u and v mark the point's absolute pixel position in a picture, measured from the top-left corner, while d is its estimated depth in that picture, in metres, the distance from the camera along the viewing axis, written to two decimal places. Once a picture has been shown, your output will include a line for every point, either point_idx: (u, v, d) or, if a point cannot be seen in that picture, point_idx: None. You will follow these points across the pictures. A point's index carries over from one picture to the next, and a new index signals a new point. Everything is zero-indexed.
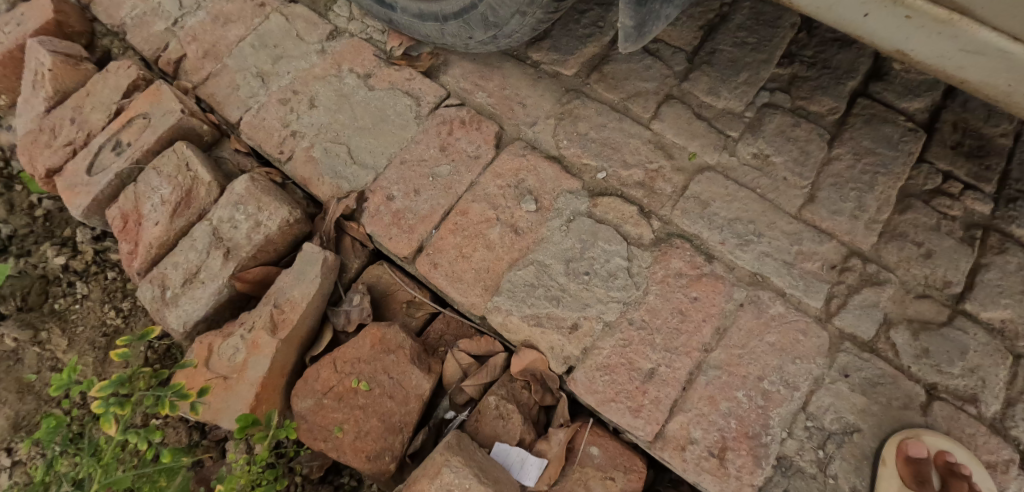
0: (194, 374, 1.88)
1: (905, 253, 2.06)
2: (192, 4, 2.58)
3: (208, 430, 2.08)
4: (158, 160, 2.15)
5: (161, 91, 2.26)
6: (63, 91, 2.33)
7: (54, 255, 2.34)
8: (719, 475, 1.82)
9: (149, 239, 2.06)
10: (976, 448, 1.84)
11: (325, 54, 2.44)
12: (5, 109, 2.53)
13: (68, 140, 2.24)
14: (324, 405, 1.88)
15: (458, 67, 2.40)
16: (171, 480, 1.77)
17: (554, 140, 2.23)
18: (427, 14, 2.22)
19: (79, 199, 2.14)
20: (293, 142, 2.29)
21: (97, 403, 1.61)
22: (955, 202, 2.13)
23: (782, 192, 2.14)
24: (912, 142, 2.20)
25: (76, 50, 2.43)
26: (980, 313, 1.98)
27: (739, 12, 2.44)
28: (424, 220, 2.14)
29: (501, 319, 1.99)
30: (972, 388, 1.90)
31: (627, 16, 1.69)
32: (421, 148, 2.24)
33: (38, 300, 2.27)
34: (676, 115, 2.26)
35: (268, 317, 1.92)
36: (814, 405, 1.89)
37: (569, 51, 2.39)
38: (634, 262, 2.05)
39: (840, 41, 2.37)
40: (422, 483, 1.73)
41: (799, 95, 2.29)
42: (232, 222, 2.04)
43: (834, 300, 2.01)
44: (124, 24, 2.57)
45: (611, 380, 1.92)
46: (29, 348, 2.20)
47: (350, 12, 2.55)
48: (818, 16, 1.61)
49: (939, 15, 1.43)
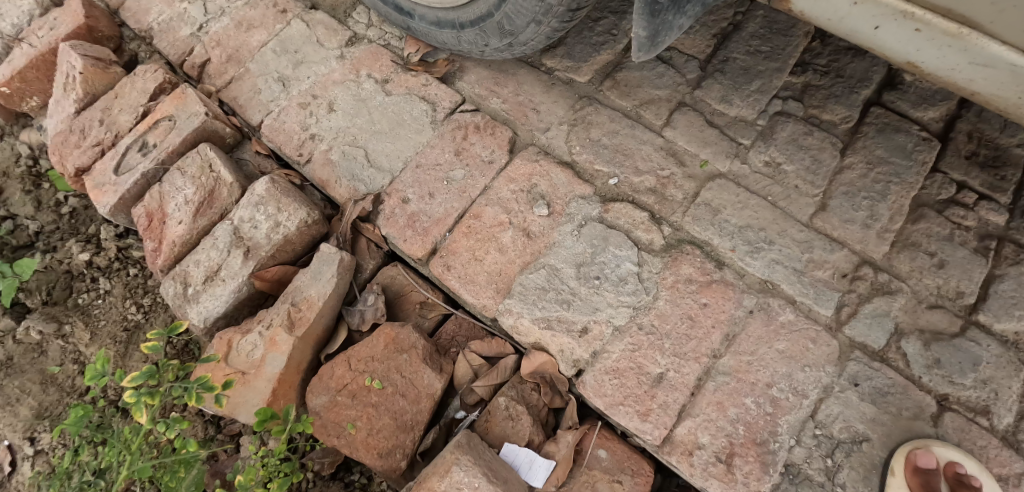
0: (215, 369, 1.94)
1: (917, 262, 2.05)
2: (217, 10, 2.66)
3: (223, 424, 2.13)
4: (183, 161, 2.21)
5: (186, 94, 2.33)
6: (93, 93, 2.41)
7: (79, 251, 2.41)
8: (726, 480, 1.83)
9: (173, 237, 2.12)
10: (988, 460, 1.83)
11: (345, 60, 2.49)
12: (37, 110, 2.62)
13: (96, 141, 2.32)
14: (338, 402, 1.92)
15: (474, 73, 2.44)
16: (188, 472, 1.81)
17: (567, 146, 2.26)
18: (444, 22, 2.27)
19: (107, 198, 2.21)
20: (312, 145, 2.34)
21: (128, 393, 1.67)
22: (969, 212, 2.12)
23: (793, 201, 2.15)
24: (926, 151, 2.20)
25: (106, 54, 2.51)
26: (993, 324, 1.97)
27: (753, 21, 2.46)
28: (439, 222, 2.18)
29: (512, 321, 2.02)
30: (985, 400, 1.89)
31: (640, 27, 1.73)
32: (436, 152, 2.28)
33: (63, 294, 2.35)
34: (689, 122, 2.28)
35: (286, 314, 1.97)
36: (823, 413, 1.89)
37: (583, 58, 2.42)
38: (644, 268, 2.07)
39: (854, 50, 2.38)
40: (431, 481, 1.75)
41: (813, 103, 2.30)
42: (253, 222, 2.10)
43: (844, 309, 2.01)
44: (151, 28, 2.65)
45: (620, 383, 1.94)
46: (53, 341, 2.28)
47: (370, 19, 2.61)
48: (829, 28, 1.63)
49: (949, 28, 1.44)
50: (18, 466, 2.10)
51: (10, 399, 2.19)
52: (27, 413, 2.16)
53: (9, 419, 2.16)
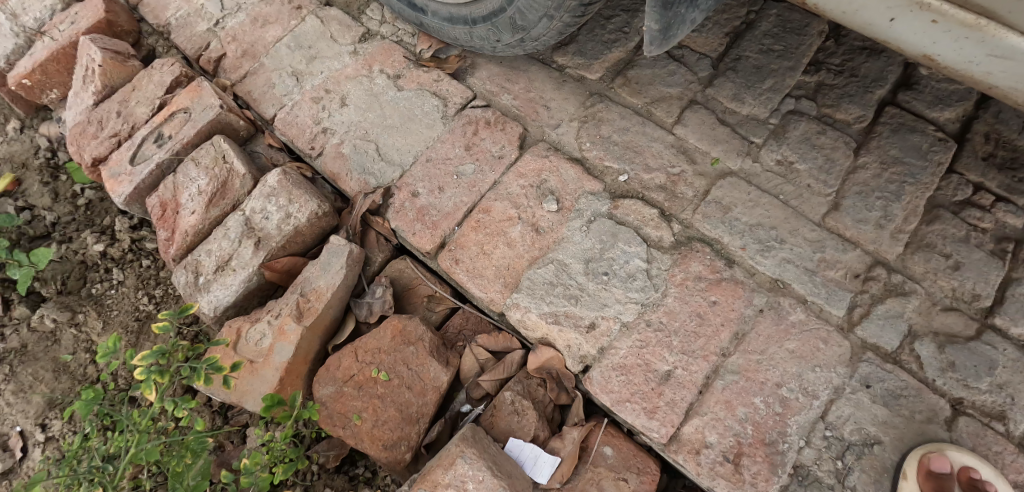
0: (223, 355, 1.96)
1: (931, 264, 2.02)
2: (234, 6, 2.70)
3: (230, 415, 2.14)
4: (197, 152, 2.23)
5: (202, 87, 2.35)
6: (111, 86, 2.45)
7: (93, 242, 2.44)
8: (733, 480, 1.80)
9: (185, 227, 2.14)
10: (1003, 467, 1.79)
11: (357, 56, 2.52)
12: (56, 103, 2.66)
13: (113, 132, 2.36)
14: (344, 393, 1.92)
15: (485, 70, 2.45)
16: (195, 459, 1.82)
17: (577, 143, 2.26)
18: (456, 18, 2.29)
19: (122, 187, 2.24)
20: (324, 138, 2.36)
21: (138, 370, 1.72)
22: (986, 214, 2.08)
23: (805, 199, 2.14)
24: (941, 152, 2.17)
25: (125, 48, 2.55)
26: (1010, 328, 1.94)
27: (766, 19, 2.44)
28: (448, 217, 2.18)
29: (519, 316, 2.02)
30: (1001, 405, 1.85)
31: (652, 20, 1.72)
32: (447, 147, 2.29)
33: (77, 284, 2.38)
34: (700, 120, 2.27)
35: (295, 305, 1.98)
36: (834, 414, 1.86)
37: (594, 56, 2.42)
38: (653, 265, 2.05)
39: (869, 50, 2.35)
40: (436, 474, 1.75)
41: (827, 102, 2.28)
42: (264, 213, 2.12)
43: (856, 309, 1.98)
44: (169, 24, 2.70)
45: (626, 380, 1.92)
46: (66, 329, 2.30)
47: (383, 16, 2.63)
48: (844, 20, 1.62)
49: (966, 19, 1.43)
50: (29, 451, 2.13)
51: (23, 386, 2.21)
52: (39, 400, 2.18)
53: (21, 405, 2.18)
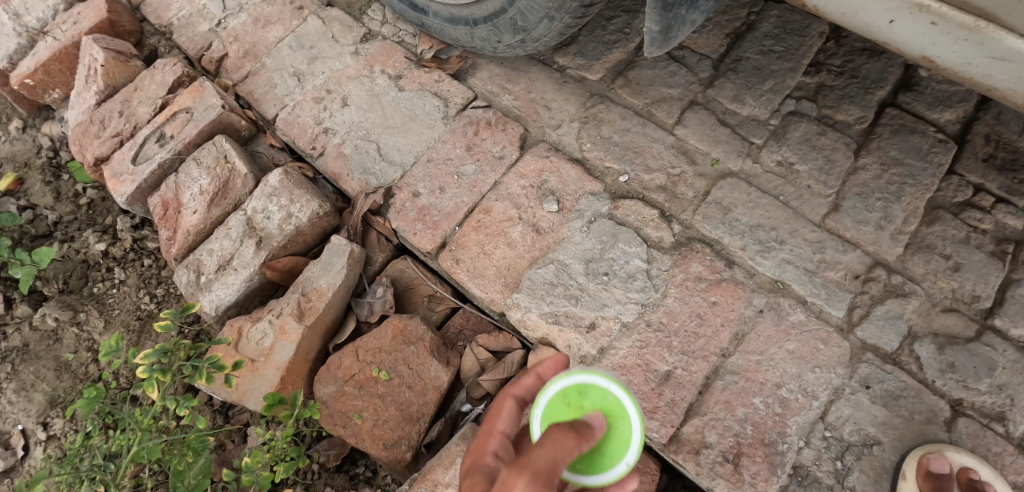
0: (224, 354, 1.96)
1: (931, 265, 2.03)
2: (236, 6, 2.70)
3: (231, 415, 2.14)
4: (198, 152, 2.24)
5: (204, 87, 2.36)
6: (113, 85, 2.46)
7: (95, 241, 2.44)
8: (733, 480, 1.81)
9: (187, 226, 2.15)
10: (1003, 467, 1.79)
11: (359, 56, 2.52)
12: (59, 103, 2.67)
13: (115, 132, 2.37)
14: (344, 392, 1.93)
15: (486, 71, 2.46)
16: (196, 458, 1.81)
17: (578, 143, 2.27)
18: (457, 19, 2.29)
19: (124, 187, 2.25)
20: (325, 138, 2.37)
21: (141, 369, 1.76)
22: (987, 216, 2.09)
23: (806, 200, 2.14)
24: (941, 153, 2.17)
25: (127, 47, 2.56)
26: (1010, 329, 1.94)
27: (767, 20, 2.44)
28: (449, 217, 2.18)
29: (520, 316, 2.02)
30: (1001, 406, 1.85)
31: (652, 21, 1.72)
32: (448, 147, 2.29)
33: (79, 283, 2.39)
34: (700, 121, 2.27)
35: (296, 304, 1.99)
36: (833, 415, 1.87)
37: (595, 57, 2.43)
38: (653, 265, 2.06)
39: (869, 51, 2.36)
40: (436, 473, 1.75)
41: (827, 104, 2.29)
42: (266, 213, 2.12)
43: (856, 310, 1.99)
44: (171, 24, 2.71)
45: (626, 380, 1.93)
46: (68, 328, 2.31)
47: (384, 16, 2.64)
48: (844, 22, 1.62)
49: (965, 21, 1.43)
50: (31, 450, 2.14)
51: (25, 385, 2.22)
52: (41, 398, 2.19)
53: (23, 403, 2.19)
